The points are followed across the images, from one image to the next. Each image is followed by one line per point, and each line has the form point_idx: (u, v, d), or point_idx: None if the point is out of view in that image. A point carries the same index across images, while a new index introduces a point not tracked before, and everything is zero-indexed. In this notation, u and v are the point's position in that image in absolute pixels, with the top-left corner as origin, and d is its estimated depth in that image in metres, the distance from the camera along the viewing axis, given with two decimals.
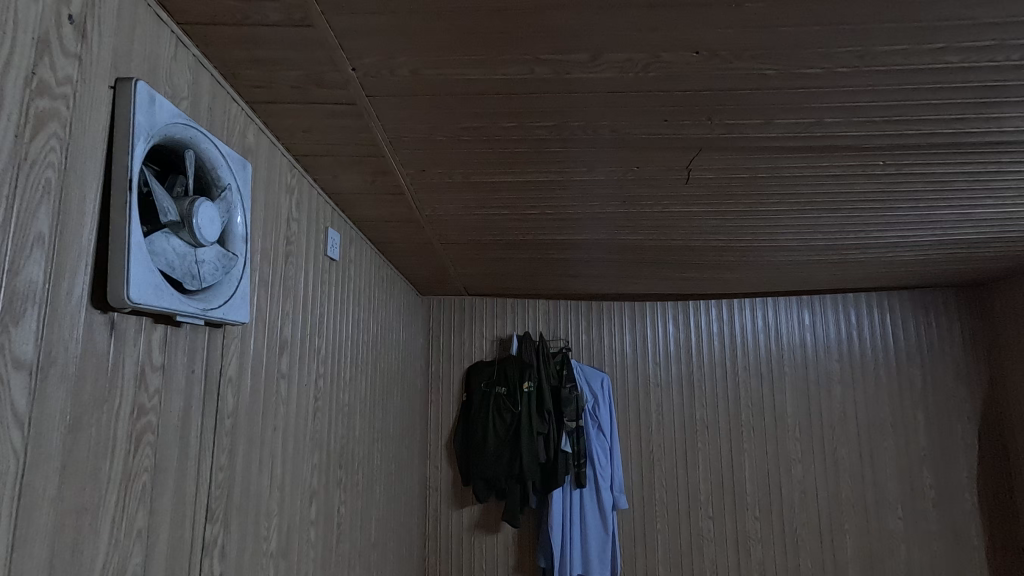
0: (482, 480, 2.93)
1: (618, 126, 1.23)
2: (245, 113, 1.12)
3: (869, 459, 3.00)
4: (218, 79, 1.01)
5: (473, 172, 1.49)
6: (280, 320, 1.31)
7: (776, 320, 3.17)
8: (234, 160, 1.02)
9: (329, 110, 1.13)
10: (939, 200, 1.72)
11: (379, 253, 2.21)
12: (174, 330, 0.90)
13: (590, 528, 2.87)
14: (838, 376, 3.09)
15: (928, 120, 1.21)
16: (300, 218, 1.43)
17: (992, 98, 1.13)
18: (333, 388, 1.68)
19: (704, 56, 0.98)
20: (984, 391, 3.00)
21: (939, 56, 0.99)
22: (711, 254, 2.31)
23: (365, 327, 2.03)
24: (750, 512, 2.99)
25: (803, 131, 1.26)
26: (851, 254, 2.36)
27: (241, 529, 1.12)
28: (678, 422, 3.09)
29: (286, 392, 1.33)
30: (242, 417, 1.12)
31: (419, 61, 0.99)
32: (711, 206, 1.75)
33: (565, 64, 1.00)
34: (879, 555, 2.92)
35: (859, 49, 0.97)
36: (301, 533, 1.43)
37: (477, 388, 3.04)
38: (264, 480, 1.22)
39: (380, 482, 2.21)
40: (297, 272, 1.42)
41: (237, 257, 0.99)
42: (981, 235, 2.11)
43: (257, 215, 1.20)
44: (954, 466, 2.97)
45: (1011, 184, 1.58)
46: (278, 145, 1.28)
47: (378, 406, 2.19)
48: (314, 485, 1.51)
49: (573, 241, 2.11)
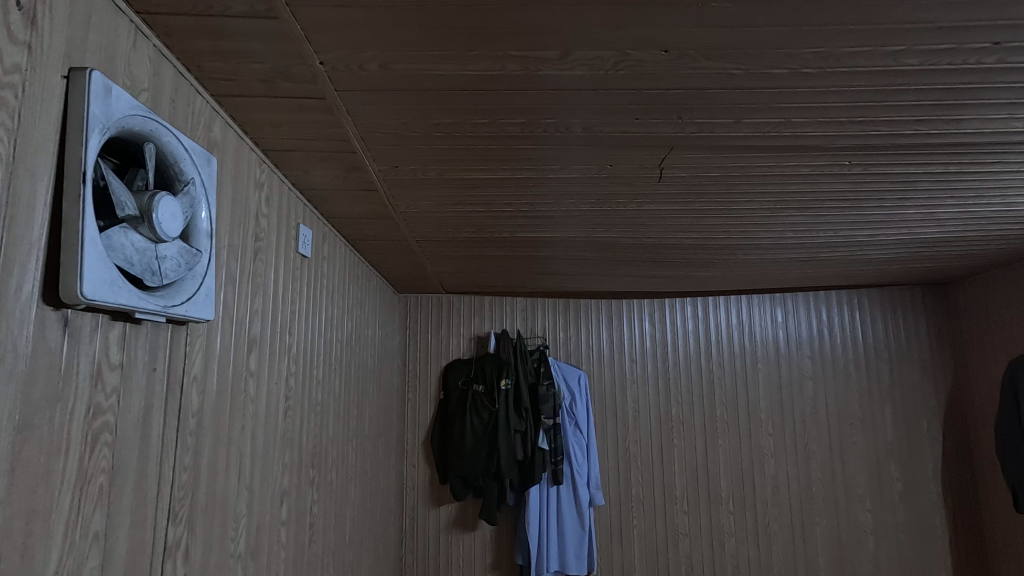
0: (459, 478, 2.93)
1: (591, 124, 1.24)
2: (210, 106, 1.10)
3: (840, 453, 3.07)
4: (181, 71, 0.99)
5: (448, 168, 1.48)
6: (248, 317, 1.28)
7: (750, 317, 3.22)
8: (198, 154, 1.00)
9: (297, 104, 1.12)
10: (904, 200, 1.76)
11: (353, 250, 2.19)
12: (133, 327, 0.88)
13: (566, 524, 2.90)
14: (810, 372, 3.15)
15: (891, 121, 1.24)
16: (270, 214, 1.41)
17: (952, 100, 1.16)
18: (306, 386, 1.65)
19: (673, 54, 0.99)
20: (949, 385, 3.09)
21: (900, 59, 1.02)
22: (685, 251, 2.33)
23: (339, 326, 2.01)
24: (725, 506, 3.04)
25: (771, 130, 1.28)
26: (821, 253, 2.40)
27: (206, 531, 1.10)
28: (654, 419, 3.12)
29: (255, 391, 1.31)
30: (208, 416, 1.10)
31: (389, 55, 0.97)
32: (685, 204, 1.77)
33: (536, 61, 1.00)
34: (848, 546, 2.99)
35: (824, 50, 0.99)
36: (271, 534, 1.41)
37: (455, 386, 3.04)
38: (232, 480, 1.20)
39: (355, 482, 2.19)
40: (267, 269, 1.39)
41: (201, 253, 0.97)
42: (944, 234, 2.17)
43: (224, 210, 1.17)
44: (921, 459, 3.05)
45: (972, 184, 1.63)
46: (246, 139, 1.26)
47: (353, 405, 2.18)
48: (284, 485, 1.49)
49: (549, 238, 2.12)
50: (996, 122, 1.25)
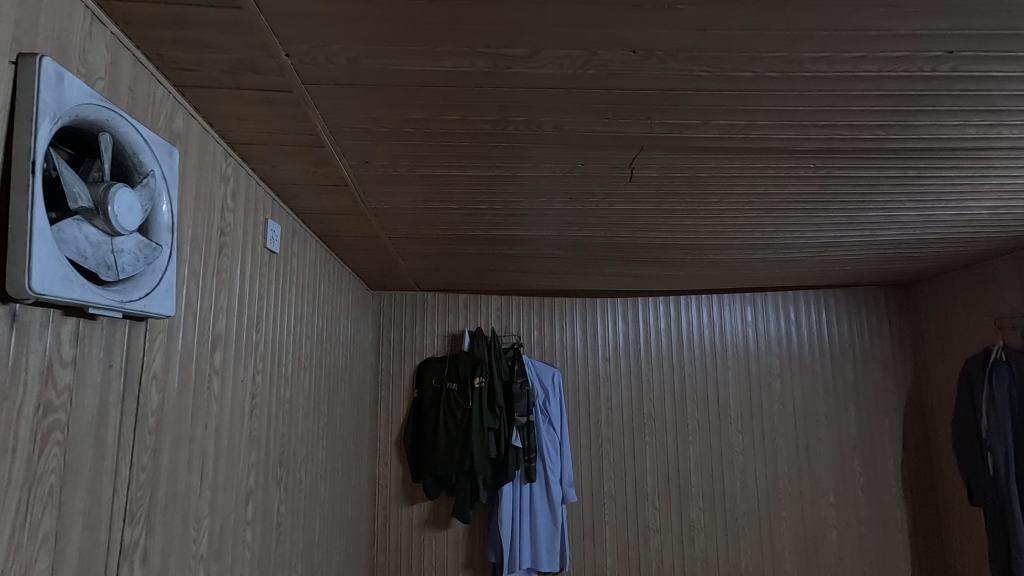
0: (432, 476, 2.92)
1: (561, 122, 1.24)
2: (172, 96, 1.07)
3: (806, 450, 3.14)
4: (141, 60, 0.96)
5: (420, 165, 1.47)
6: (212, 314, 1.26)
7: (721, 317, 3.28)
8: (159, 146, 0.98)
9: (264, 96, 1.10)
10: (867, 202, 1.81)
11: (325, 246, 2.16)
12: (88, 322, 0.86)
13: (539, 521, 2.91)
14: (778, 371, 3.22)
15: (852, 126, 1.27)
16: (236, 208, 1.38)
17: (909, 106, 1.19)
18: (273, 384, 1.63)
19: (641, 55, 1.00)
20: (909, 383, 3.18)
21: (860, 65, 1.04)
22: (657, 251, 2.36)
23: (309, 323, 1.99)
24: (695, 502, 3.09)
25: (738, 132, 1.30)
26: (788, 253, 2.46)
27: (166, 531, 1.07)
28: (627, 417, 3.15)
29: (219, 389, 1.29)
30: (169, 415, 1.08)
31: (356, 49, 0.96)
32: (655, 204, 1.79)
33: (505, 59, 1.00)
34: (813, 540, 3.06)
35: (786, 55, 1.01)
36: (236, 534, 1.38)
37: (429, 384, 3.03)
38: (194, 480, 1.17)
39: (325, 481, 2.17)
40: (233, 265, 1.37)
41: (161, 247, 0.95)
42: (905, 237, 2.24)
43: (186, 203, 1.15)
44: (882, 455, 3.14)
45: (931, 187, 1.68)
46: (211, 132, 1.23)
47: (324, 403, 2.15)
48: (250, 485, 1.46)
49: (522, 236, 2.12)
50: (951, 128, 1.30)
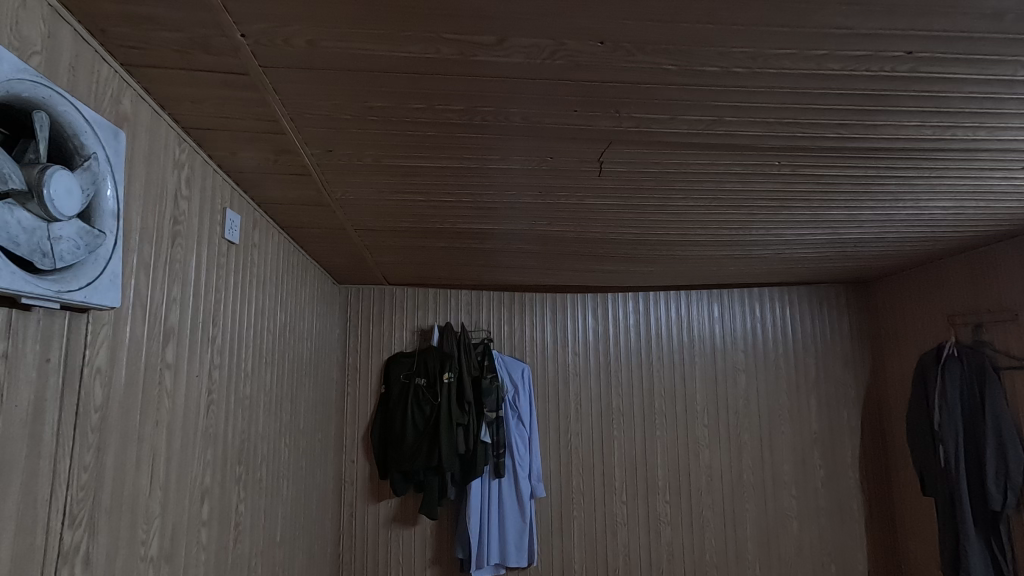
0: (399, 472, 2.88)
1: (530, 114, 1.22)
2: (120, 76, 1.02)
3: (769, 443, 3.21)
4: (83, 35, 0.91)
5: (385, 154, 1.44)
6: (164, 305, 1.20)
7: (689, 313, 3.32)
8: (104, 128, 0.93)
9: (219, 79, 1.05)
10: (830, 200, 1.84)
11: (288, 237, 2.10)
12: (21, 313, 0.81)
13: (507, 516, 2.91)
14: (743, 366, 3.28)
15: (815, 124, 1.29)
16: (191, 196, 1.32)
17: (871, 105, 1.21)
18: (231, 380, 1.57)
19: (608, 46, 0.99)
20: (868, 377, 3.28)
21: (824, 63, 1.05)
22: (626, 246, 2.37)
23: (272, 317, 1.93)
24: (662, 496, 3.12)
25: (705, 128, 1.30)
26: (753, 250, 2.49)
27: (111, 533, 1.02)
28: (596, 412, 3.17)
29: (171, 384, 1.23)
30: (114, 412, 1.02)
31: (315, 31, 0.93)
32: (624, 199, 1.79)
33: (471, 46, 0.98)
34: (774, 531, 3.13)
35: (752, 51, 1.01)
36: (189, 534, 1.33)
37: (397, 379, 2.99)
38: (143, 479, 1.12)
39: (288, 479, 2.11)
40: (187, 256, 1.31)
41: (105, 234, 0.90)
42: (865, 235, 2.29)
43: (135, 188, 1.09)
44: (841, 448, 3.22)
45: (891, 186, 1.72)
46: (163, 115, 1.18)
47: (287, 399, 2.09)
48: (206, 483, 1.41)
49: (491, 230, 2.10)
50: (909, 129, 1.33)
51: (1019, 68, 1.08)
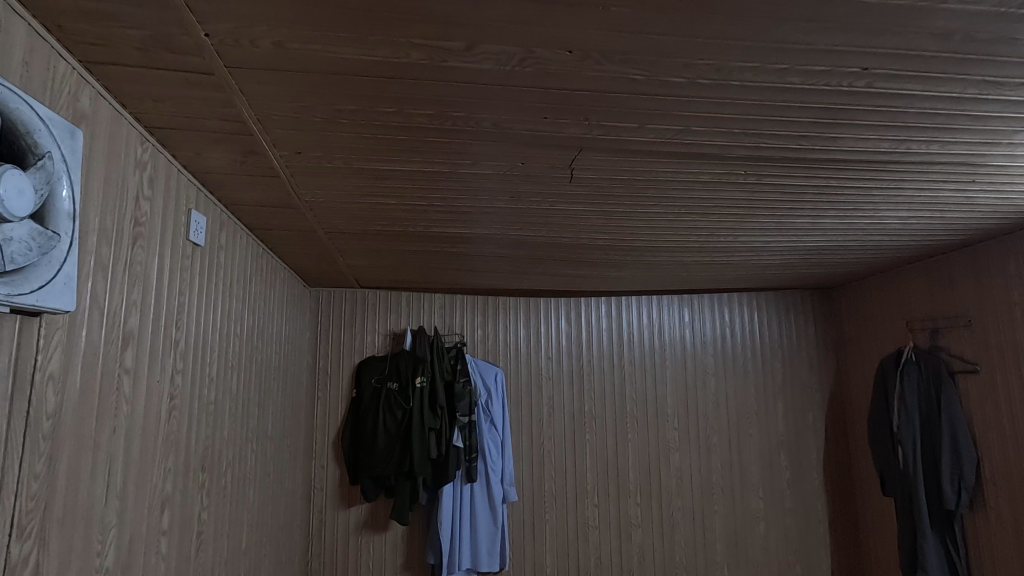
0: (370, 478, 2.85)
1: (500, 120, 1.23)
2: (78, 73, 0.99)
3: (737, 445, 3.27)
4: (38, 31, 0.88)
5: (356, 157, 1.42)
6: (123, 309, 1.17)
7: (660, 317, 3.36)
8: (59, 125, 0.91)
9: (184, 78, 1.03)
10: (794, 209, 1.89)
11: (256, 239, 2.06)
12: None
13: (479, 521, 2.90)
14: (713, 370, 3.34)
15: (778, 135, 1.32)
16: (154, 196, 1.29)
17: (831, 118, 1.25)
18: (195, 385, 1.54)
19: (577, 56, 1.00)
20: (832, 381, 3.36)
21: (785, 77, 1.08)
22: (597, 252, 2.39)
23: (239, 320, 1.89)
24: (632, 498, 3.15)
25: (672, 137, 1.33)
26: (722, 256, 2.54)
27: (64, 545, 0.99)
28: (568, 415, 3.19)
29: (130, 390, 1.20)
30: (68, 419, 0.99)
31: (282, 33, 0.92)
32: (595, 206, 1.81)
33: (440, 52, 0.98)
34: (742, 532, 3.19)
35: (717, 63, 1.03)
36: (148, 544, 1.29)
37: (368, 384, 2.96)
38: (99, 488, 1.09)
39: (255, 485, 2.07)
40: (149, 257, 1.28)
41: (60, 236, 0.89)
42: (827, 243, 2.36)
43: (93, 187, 1.06)
44: (807, 451, 3.30)
45: (852, 196, 1.77)
46: (124, 113, 1.15)
47: (254, 403, 2.05)
48: (166, 491, 1.37)
49: (464, 234, 2.10)
50: (867, 142, 1.37)
51: (967, 86, 1.13)
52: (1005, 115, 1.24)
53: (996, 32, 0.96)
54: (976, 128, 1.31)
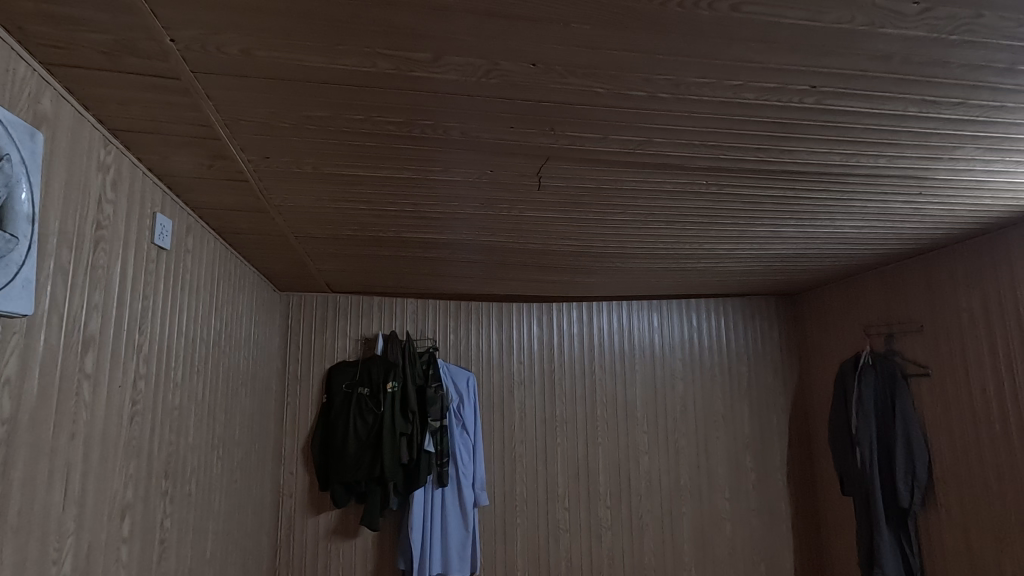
0: (340, 484, 2.83)
1: (469, 129, 1.26)
2: (39, 75, 0.98)
3: (704, 448, 3.34)
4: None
5: (325, 163, 1.43)
6: (84, 313, 1.16)
7: (630, 322, 3.42)
8: (20, 128, 0.90)
9: (149, 82, 1.03)
10: (756, 218, 1.96)
11: (224, 243, 2.04)
12: None
13: (450, 525, 2.90)
14: (680, 374, 3.40)
15: (736, 147, 1.38)
16: (117, 200, 1.28)
17: (785, 132, 1.30)
18: (159, 390, 1.52)
19: (541, 68, 1.03)
20: (796, 384, 3.46)
21: (740, 93, 1.13)
22: (567, 258, 2.43)
23: (206, 324, 1.87)
24: (603, 501, 3.19)
25: (636, 148, 1.37)
26: (690, 263, 2.61)
27: (18, 554, 0.97)
28: (539, 420, 3.21)
29: (90, 395, 1.18)
30: (25, 422, 0.98)
31: (250, 41, 0.93)
32: (564, 213, 1.85)
33: (407, 62, 1.00)
34: (709, 533, 3.26)
35: (675, 78, 1.07)
36: (108, 551, 1.27)
37: (339, 389, 2.94)
38: (57, 495, 1.07)
39: (220, 492, 2.04)
40: (111, 262, 1.26)
41: (18, 240, 0.89)
42: (788, 251, 2.45)
43: (54, 190, 1.05)
44: (771, 453, 3.38)
45: (810, 206, 1.84)
46: (87, 116, 1.13)
47: (221, 409, 2.02)
48: (127, 498, 1.35)
49: (435, 240, 2.11)
50: (820, 155, 1.43)
51: (909, 104, 1.19)
52: (945, 132, 1.32)
53: (932, 55, 1.02)
54: (920, 144, 1.38)
